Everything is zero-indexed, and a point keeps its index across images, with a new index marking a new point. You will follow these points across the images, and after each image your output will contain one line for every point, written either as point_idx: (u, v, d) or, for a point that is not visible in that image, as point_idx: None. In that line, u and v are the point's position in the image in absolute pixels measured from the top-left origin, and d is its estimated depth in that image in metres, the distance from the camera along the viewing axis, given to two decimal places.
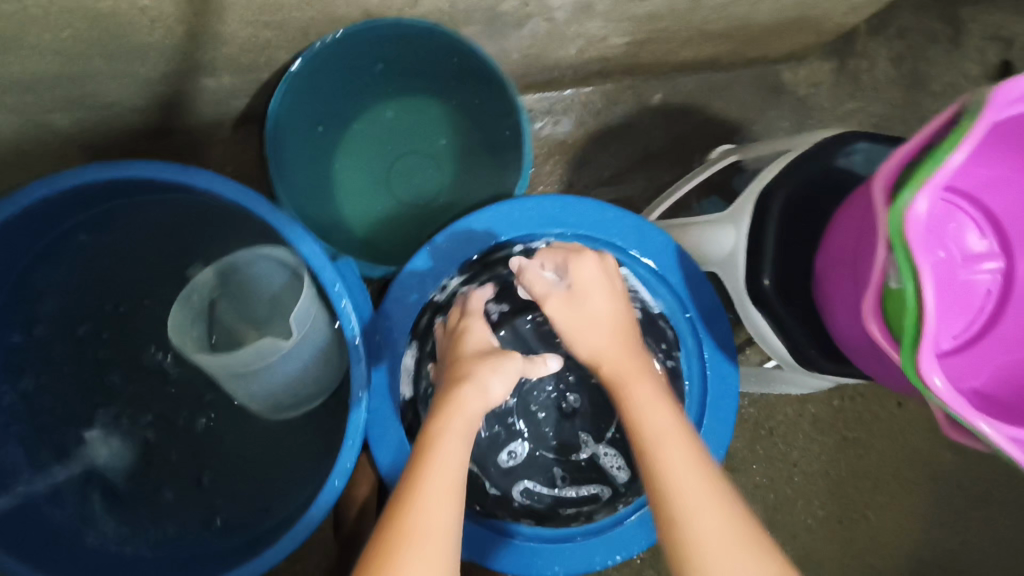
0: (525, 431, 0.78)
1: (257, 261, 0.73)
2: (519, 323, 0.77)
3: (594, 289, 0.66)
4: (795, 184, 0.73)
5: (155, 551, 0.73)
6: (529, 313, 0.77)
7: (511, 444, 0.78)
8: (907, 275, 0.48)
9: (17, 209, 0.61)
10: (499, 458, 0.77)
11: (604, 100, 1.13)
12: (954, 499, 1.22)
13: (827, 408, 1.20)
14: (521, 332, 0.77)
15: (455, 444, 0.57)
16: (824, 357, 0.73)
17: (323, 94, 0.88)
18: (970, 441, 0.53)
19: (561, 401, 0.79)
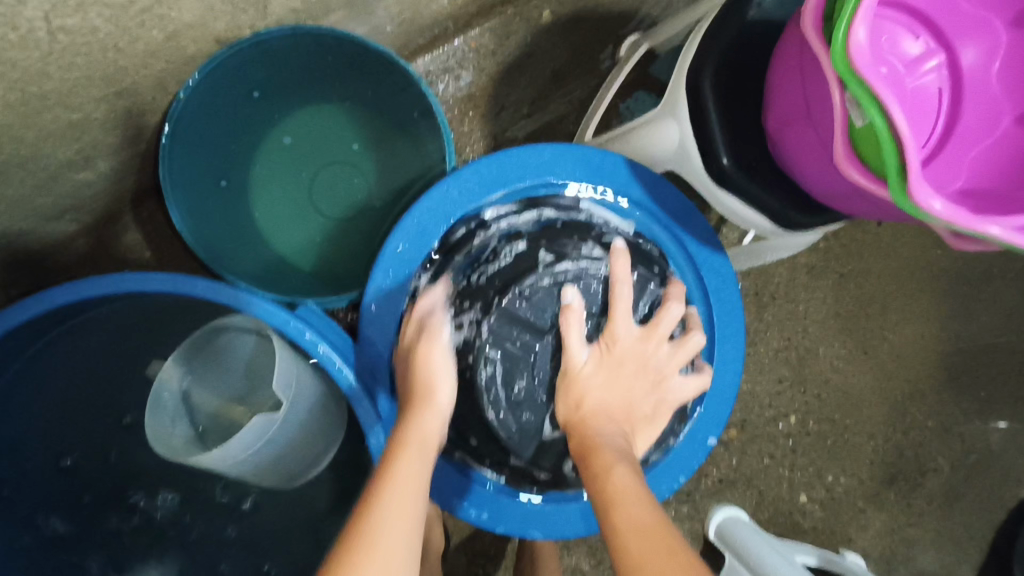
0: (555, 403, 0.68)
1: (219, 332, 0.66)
2: (506, 304, 0.66)
3: (616, 338, 0.66)
4: (717, 54, 0.69)
5: None
6: (514, 288, 0.67)
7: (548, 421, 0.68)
8: (869, 104, 0.46)
9: None
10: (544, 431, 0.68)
11: (498, 36, 1.07)
12: (956, 289, 1.25)
13: (815, 253, 1.20)
14: (514, 313, 0.67)
15: (422, 449, 0.58)
16: (804, 215, 0.71)
17: (211, 143, 0.81)
18: (978, 246, 0.51)
19: None
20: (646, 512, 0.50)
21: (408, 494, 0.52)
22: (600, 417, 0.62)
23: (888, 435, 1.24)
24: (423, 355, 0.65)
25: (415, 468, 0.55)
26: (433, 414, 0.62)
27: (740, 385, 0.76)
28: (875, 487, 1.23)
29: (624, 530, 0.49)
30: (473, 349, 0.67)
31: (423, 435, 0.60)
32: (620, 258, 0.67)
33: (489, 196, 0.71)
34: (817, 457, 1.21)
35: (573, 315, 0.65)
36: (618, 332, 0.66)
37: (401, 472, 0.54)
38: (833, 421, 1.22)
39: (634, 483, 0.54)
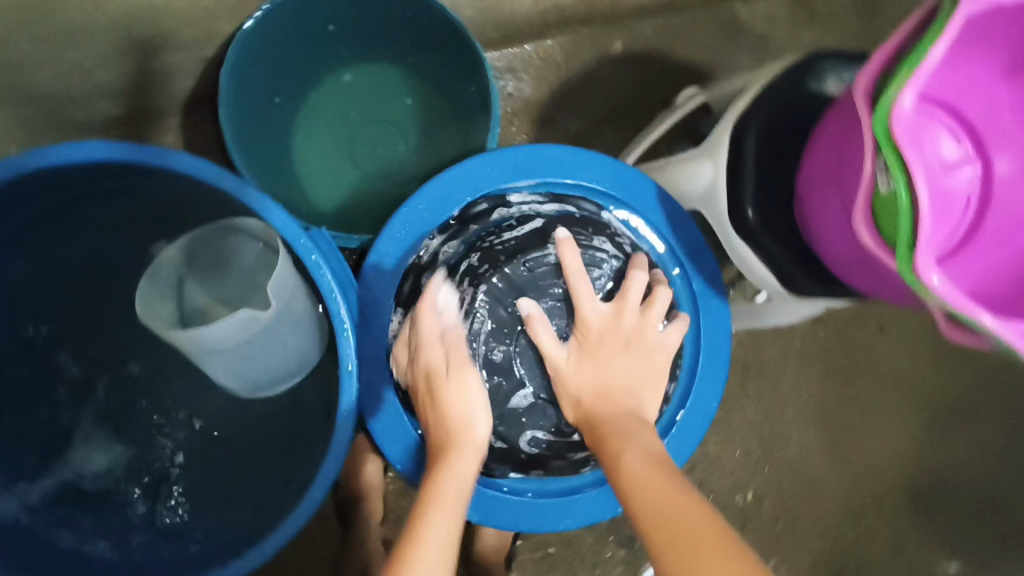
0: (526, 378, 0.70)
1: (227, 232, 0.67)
2: (510, 271, 0.70)
3: (597, 320, 0.67)
4: (767, 110, 0.72)
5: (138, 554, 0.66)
6: (518, 258, 0.71)
7: (516, 394, 0.70)
8: (896, 172, 0.48)
9: None
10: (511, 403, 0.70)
11: (567, 53, 1.11)
12: (939, 415, 1.26)
13: (811, 340, 1.21)
14: (515, 282, 0.71)
15: (456, 494, 0.57)
16: (810, 282, 0.73)
17: (279, 63, 0.83)
18: (967, 342, 0.52)
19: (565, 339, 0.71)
20: (666, 491, 0.51)
21: (447, 517, 0.53)
22: (598, 403, 0.64)
23: (838, 538, 1.23)
24: (449, 390, 0.64)
25: (452, 499, 0.56)
26: (473, 444, 0.62)
27: (706, 429, 0.76)
28: None
29: (647, 506, 0.50)
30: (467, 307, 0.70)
31: (460, 481, 0.58)
32: (569, 250, 0.69)
33: (519, 182, 0.73)
34: (764, 540, 1.21)
35: (536, 324, 0.68)
36: (589, 317, 0.67)
37: (443, 516, 0.54)
38: (788, 509, 1.21)
39: (650, 462, 0.55)
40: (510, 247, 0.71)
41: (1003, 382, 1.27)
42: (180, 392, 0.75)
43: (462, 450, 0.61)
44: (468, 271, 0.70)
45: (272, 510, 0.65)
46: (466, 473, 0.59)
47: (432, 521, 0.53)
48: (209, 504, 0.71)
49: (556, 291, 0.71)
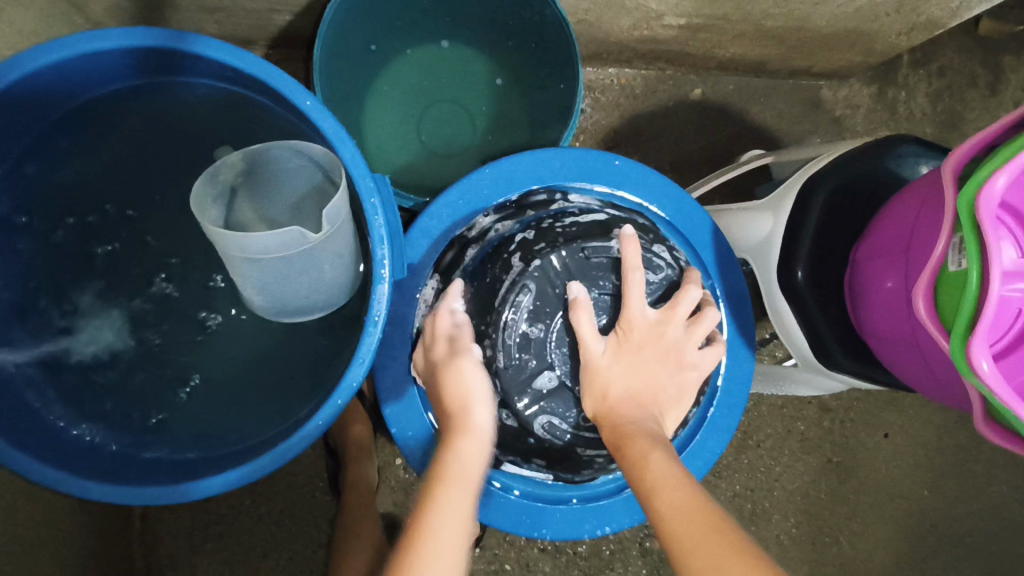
0: (556, 365, 0.67)
1: (291, 154, 0.65)
2: (566, 254, 0.67)
3: (637, 323, 0.66)
4: (841, 178, 0.71)
5: (115, 448, 0.65)
6: (577, 243, 0.67)
7: (538, 378, 0.67)
8: (973, 256, 0.47)
9: (35, 67, 0.54)
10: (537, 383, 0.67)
11: (646, 86, 1.13)
12: (922, 537, 1.23)
13: (815, 427, 1.19)
14: (570, 265, 0.67)
15: (458, 481, 0.57)
16: (845, 355, 0.71)
17: (385, 17, 0.84)
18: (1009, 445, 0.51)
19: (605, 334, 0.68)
20: (681, 494, 0.53)
21: (458, 505, 0.55)
22: (625, 404, 0.63)
23: None
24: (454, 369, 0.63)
25: (465, 483, 0.57)
26: (474, 425, 0.62)
27: (703, 475, 0.75)
28: None
29: (667, 521, 0.51)
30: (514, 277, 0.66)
31: (462, 464, 0.59)
32: (630, 246, 0.66)
33: (581, 186, 0.74)
34: None
35: (581, 311, 0.64)
36: (633, 317, 0.65)
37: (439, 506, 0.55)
38: None
39: (669, 467, 0.56)
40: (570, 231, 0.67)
41: (996, 520, 1.24)
42: (197, 306, 0.74)
43: (464, 437, 0.61)
44: (521, 244, 0.67)
45: (263, 441, 0.65)
46: (471, 459, 0.59)
47: (441, 501, 0.55)
48: (198, 420, 0.70)
49: (605, 285, 0.68)
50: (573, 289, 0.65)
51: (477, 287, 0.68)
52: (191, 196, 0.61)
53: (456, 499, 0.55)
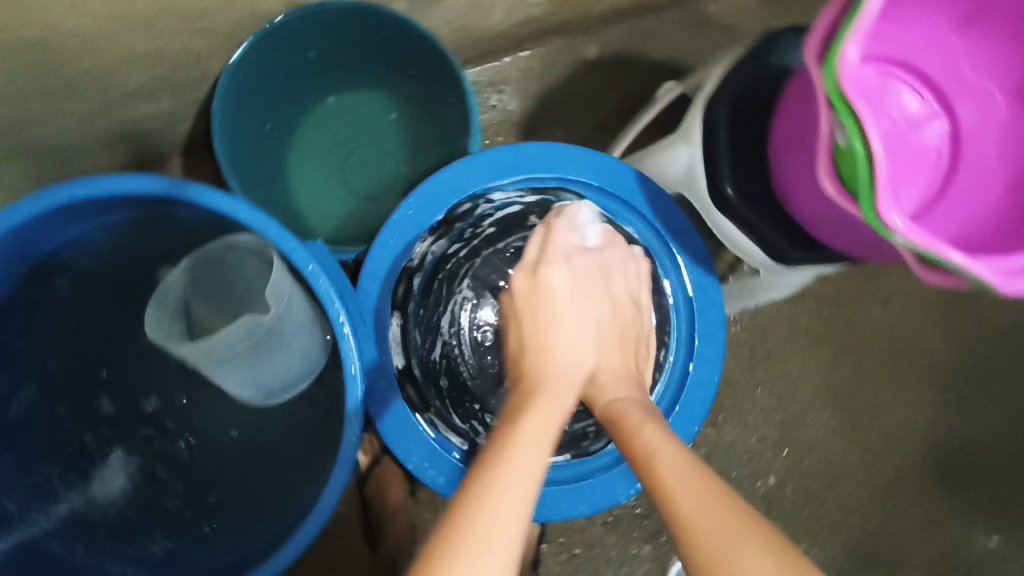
0: None
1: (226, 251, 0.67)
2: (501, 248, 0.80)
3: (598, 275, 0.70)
4: (733, 92, 0.73)
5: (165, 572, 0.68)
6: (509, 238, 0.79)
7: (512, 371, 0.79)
8: (853, 130, 0.49)
9: None
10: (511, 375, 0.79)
11: (544, 62, 1.15)
12: (955, 385, 1.24)
13: (815, 320, 1.22)
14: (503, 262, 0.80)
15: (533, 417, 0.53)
16: (794, 249, 0.73)
17: (268, 94, 0.86)
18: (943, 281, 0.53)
19: None
20: (678, 462, 0.54)
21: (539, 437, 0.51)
22: (608, 375, 0.65)
23: (864, 515, 1.22)
24: (556, 286, 0.67)
25: (549, 421, 0.53)
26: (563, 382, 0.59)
27: (710, 406, 0.77)
28: (845, 567, 1.21)
29: (669, 485, 0.52)
30: (466, 304, 0.79)
31: (539, 400, 0.56)
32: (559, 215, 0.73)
33: (501, 182, 0.76)
34: (789, 523, 1.20)
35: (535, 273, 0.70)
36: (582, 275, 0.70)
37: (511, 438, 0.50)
38: (810, 490, 1.21)
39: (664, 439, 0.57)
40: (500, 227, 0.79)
41: (1017, 344, 1.25)
42: (197, 418, 0.77)
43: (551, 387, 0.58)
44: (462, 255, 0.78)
45: (291, 522, 0.66)
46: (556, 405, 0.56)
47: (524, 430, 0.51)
48: (229, 521, 0.72)
49: None
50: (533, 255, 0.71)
51: (444, 313, 0.79)
52: (147, 323, 0.67)
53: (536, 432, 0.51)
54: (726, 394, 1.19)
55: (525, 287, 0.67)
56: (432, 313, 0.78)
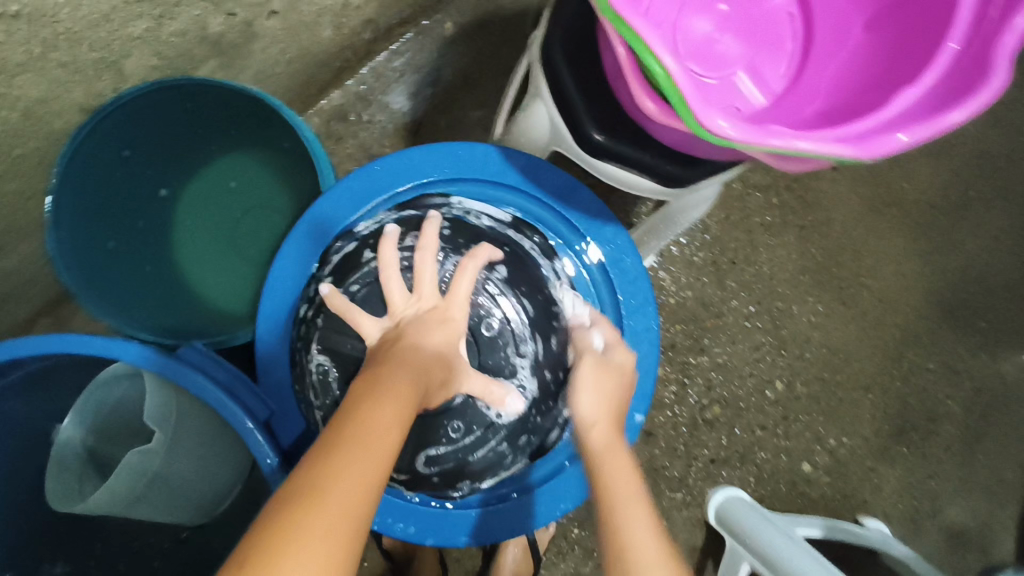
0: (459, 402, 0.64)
1: (105, 388, 0.67)
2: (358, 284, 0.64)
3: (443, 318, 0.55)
4: (560, 27, 0.66)
5: None
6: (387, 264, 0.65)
7: (451, 420, 0.64)
8: (642, 52, 0.44)
9: None
10: (451, 424, 0.64)
11: (405, 57, 1.05)
12: (934, 221, 1.15)
13: (769, 211, 1.13)
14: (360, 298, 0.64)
15: (393, 426, 0.42)
16: (680, 169, 0.66)
17: (105, 205, 0.76)
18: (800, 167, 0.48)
19: (480, 329, 0.66)
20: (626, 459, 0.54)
21: (355, 490, 0.36)
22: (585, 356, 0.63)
23: (886, 385, 1.14)
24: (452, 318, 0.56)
25: (377, 458, 0.39)
26: (404, 391, 0.45)
27: (657, 357, 0.73)
28: (884, 442, 1.13)
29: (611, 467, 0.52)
30: (327, 372, 0.64)
31: (403, 394, 0.45)
32: (389, 242, 0.61)
33: (364, 211, 0.70)
34: (814, 421, 1.12)
35: (392, 286, 0.57)
36: (455, 295, 0.57)
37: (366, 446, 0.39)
38: (823, 380, 1.13)
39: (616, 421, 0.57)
40: (347, 267, 0.65)
41: (987, 159, 1.16)
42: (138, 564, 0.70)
43: (387, 399, 0.43)
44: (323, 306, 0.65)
45: None
46: (386, 427, 0.41)
47: (340, 478, 0.36)
48: None
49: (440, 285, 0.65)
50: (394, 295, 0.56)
51: (308, 392, 0.65)
52: (47, 493, 0.65)
53: (354, 476, 0.37)
54: (704, 318, 1.11)
55: (399, 296, 0.56)
56: (302, 395, 0.66)
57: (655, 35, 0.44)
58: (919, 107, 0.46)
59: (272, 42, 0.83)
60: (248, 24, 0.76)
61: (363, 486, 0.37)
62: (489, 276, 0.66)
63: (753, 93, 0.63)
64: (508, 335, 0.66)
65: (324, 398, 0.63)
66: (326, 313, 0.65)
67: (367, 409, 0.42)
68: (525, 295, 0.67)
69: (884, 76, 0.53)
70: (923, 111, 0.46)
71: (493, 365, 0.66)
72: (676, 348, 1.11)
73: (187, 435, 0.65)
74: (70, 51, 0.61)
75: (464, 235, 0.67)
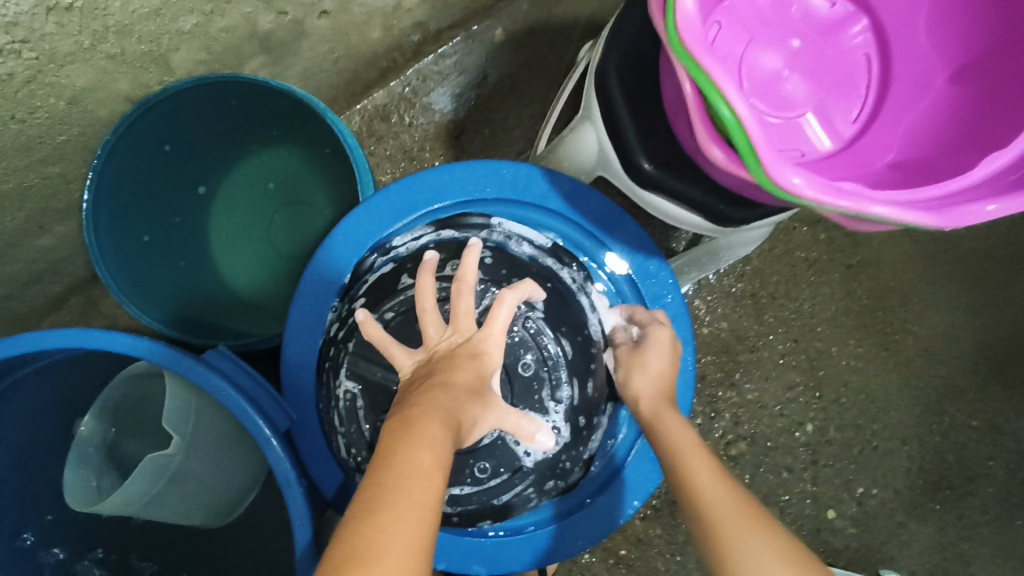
0: (490, 443, 0.64)
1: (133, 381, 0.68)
2: (391, 312, 0.65)
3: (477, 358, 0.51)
4: (619, 51, 0.63)
5: None
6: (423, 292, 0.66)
7: (479, 461, 0.64)
8: (716, 99, 0.40)
9: None
10: (478, 464, 0.64)
11: (453, 61, 1.02)
12: (990, 271, 1.10)
13: (816, 245, 1.09)
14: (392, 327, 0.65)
15: (436, 471, 0.39)
16: (734, 209, 0.64)
17: (140, 197, 0.75)
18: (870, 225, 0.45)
19: (517, 365, 0.66)
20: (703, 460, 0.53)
21: (403, 554, 0.34)
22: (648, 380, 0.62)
23: (924, 439, 1.09)
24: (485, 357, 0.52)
25: (421, 511, 0.36)
26: (439, 433, 0.42)
27: (692, 397, 0.71)
28: (916, 498, 1.09)
29: (696, 479, 0.51)
30: (353, 401, 0.65)
31: (441, 435, 0.42)
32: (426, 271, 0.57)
33: (401, 225, 0.68)
34: (844, 468, 1.08)
35: (428, 321, 0.53)
36: (491, 332, 0.53)
37: (406, 499, 0.36)
38: (857, 428, 1.09)
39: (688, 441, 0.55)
40: (384, 293, 0.66)
41: None
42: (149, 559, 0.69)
43: (423, 442, 0.40)
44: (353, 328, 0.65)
45: None
46: (428, 472, 0.38)
47: (385, 545, 0.34)
48: None
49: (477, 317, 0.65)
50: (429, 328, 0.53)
51: (333, 416, 0.65)
52: (66, 492, 0.64)
53: (398, 540, 0.34)
54: (738, 352, 1.08)
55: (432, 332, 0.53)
56: (326, 415, 0.66)
57: (730, 81, 0.40)
58: (1009, 174, 0.43)
59: (321, 41, 0.81)
60: (298, 23, 0.75)
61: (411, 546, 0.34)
62: (529, 313, 0.66)
63: (819, 137, 0.59)
64: (546, 376, 0.66)
65: (350, 426, 0.65)
66: (358, 338, 0.65)
67: (403, 456, 0.39)
68: (565, 334, 0.67)
69: (969, 139, 0.49)
70: (1012, 183, 0.42)
71: (524, 403, 0.65)
72: (706, 380, 1.07)
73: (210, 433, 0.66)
74: (119, 44, 0.61)
75: (505, 266, 0.67)
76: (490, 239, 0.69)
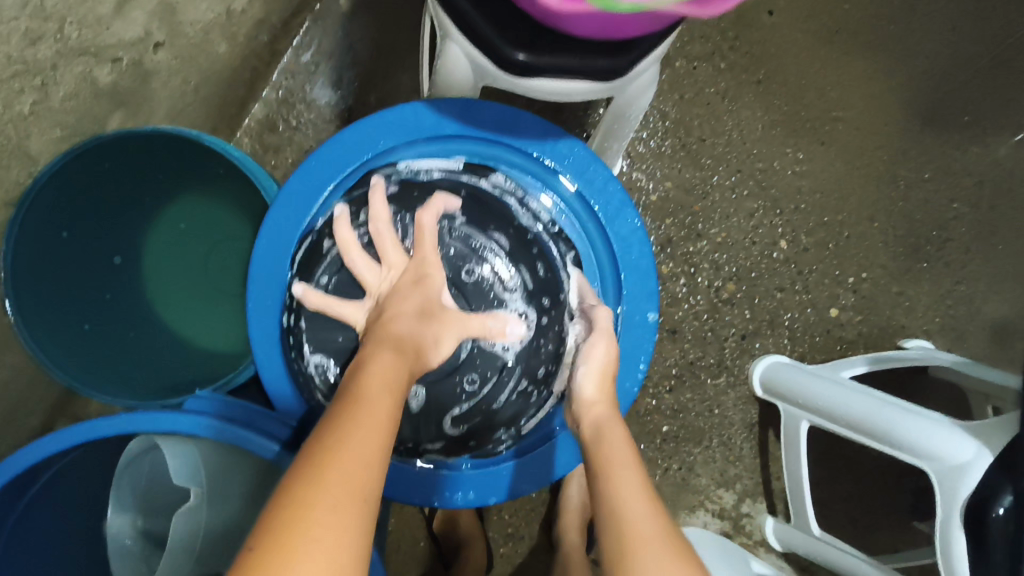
0: (469, 356, 0.68)
1: (139, 464, 0.69)
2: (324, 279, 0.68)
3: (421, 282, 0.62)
4: None
5: None
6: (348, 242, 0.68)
7: (466, 373, 0.69)
8: None
9: None
10: (464, 379, 0.68)
11: (311, 48, 1.00)
12: (887, 32, 1.11)
13: (721, 76, 1.09)
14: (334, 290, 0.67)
15: (390, 393, 0.47)
16: (616, 58, 0.63)
17: (64, 291, 0.74)
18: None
19: (462, 274, 0.69)
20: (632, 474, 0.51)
21: (361, 449, 0.40)
22: (597, 389, 0.61)
23: (889, 209, 1.12)
24: (425, 277, 0.62)
25: (371, 431, 0.42)
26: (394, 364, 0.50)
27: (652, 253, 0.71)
28: (903, 265, 1.12)
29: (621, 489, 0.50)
30: (327, 370, 0.67)
31: (393, 366, 0.49)
32: (343, 226, 0.66)
33: (314, 208, 0.68)
34: (829, 266, 1.11)
35: (365, 270, 0.65)
36: (426, 259, 0.64)
37: (364, 410, 0.44)
38: (826, 225, 1.11)
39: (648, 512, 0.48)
40: (314, 262, 0.68)
41: None
42: None
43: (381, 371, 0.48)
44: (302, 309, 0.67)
45: None
46: (380, 404, 0.45)
47: (346, 442, 0.40)
48: None
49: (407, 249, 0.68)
50: (371, 275, 0.65)
51: (316, 394, 0.67)
52: None
53: (358, 446, 0.40)
54: (691, 204, 1.09)
55: (374, 275, 0.65)
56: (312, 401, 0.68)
57: None
58: None
59: (169, 75, 0.79)
60: (138, 64, 0.73)
61: (379, 444, 0.42)
62: (451, 223, 0.69)
63: None
64: (490, 278, 0.70)
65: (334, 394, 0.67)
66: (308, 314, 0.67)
67: (361, 384, 0.46)
68: (495, 230, 0.70)
69: None
70: None
71: (482, 306, 0.69)
72: (673, 242, 1.09)
73: (227, 483, 0.67)
74: None
75: (415, 190, 0.69)
76: (396, 177, 0.70)
